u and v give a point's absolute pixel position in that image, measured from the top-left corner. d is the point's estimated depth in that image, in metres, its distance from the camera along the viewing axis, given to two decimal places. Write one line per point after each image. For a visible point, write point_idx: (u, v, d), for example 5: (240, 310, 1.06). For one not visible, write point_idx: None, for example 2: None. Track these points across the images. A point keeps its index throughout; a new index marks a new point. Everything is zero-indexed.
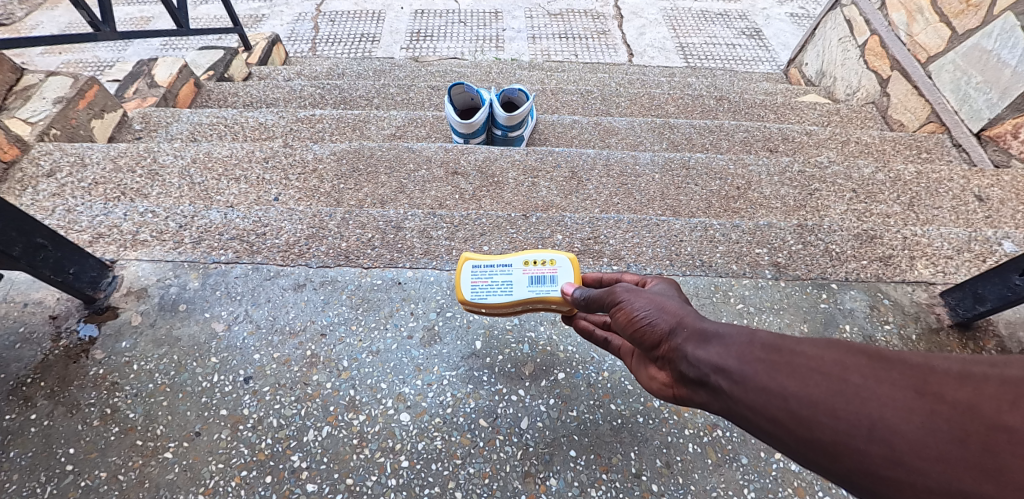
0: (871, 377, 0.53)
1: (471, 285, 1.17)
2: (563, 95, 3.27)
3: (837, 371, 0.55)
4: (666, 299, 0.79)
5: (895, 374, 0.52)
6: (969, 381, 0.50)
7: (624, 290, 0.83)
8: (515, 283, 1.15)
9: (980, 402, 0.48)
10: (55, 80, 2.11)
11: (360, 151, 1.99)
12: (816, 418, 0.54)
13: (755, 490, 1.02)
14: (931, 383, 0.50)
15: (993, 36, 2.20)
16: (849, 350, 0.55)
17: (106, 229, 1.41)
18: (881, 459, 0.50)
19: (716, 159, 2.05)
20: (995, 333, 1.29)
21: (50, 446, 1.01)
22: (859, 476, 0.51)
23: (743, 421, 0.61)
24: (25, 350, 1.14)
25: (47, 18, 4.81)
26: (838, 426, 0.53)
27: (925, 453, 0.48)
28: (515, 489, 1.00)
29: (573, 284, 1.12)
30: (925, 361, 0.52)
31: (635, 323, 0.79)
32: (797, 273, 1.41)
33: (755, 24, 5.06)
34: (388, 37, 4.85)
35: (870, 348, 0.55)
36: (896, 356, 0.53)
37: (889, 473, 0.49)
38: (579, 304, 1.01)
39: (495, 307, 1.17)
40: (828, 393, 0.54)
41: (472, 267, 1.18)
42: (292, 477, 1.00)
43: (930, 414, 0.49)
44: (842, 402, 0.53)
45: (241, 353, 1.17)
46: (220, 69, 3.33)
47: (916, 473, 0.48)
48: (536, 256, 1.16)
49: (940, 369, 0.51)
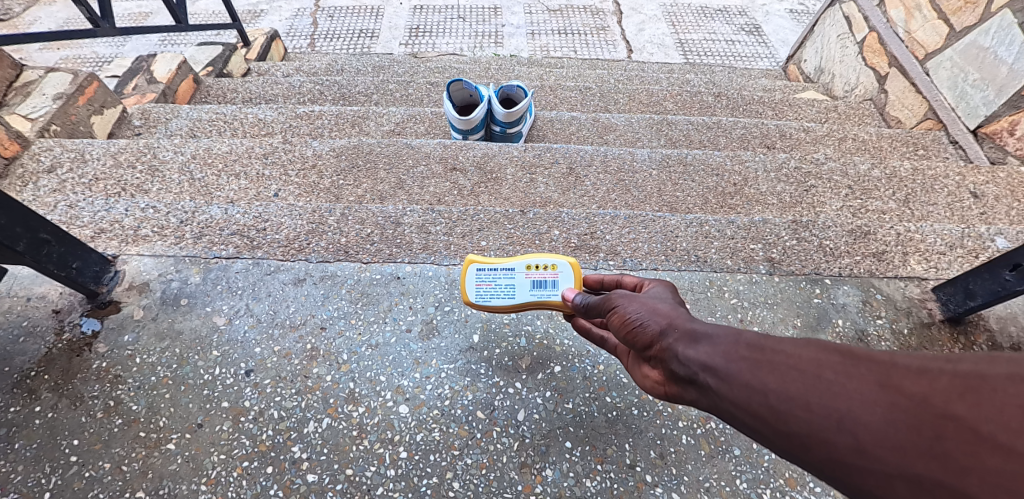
0: (842, 372, 0.54)
1: (475, 288, 1.19)
2: (562, 91, 3.27)
3: (812, 368, 0.56)
4: (659, 303, 0.81)
5: (864, 369, 0.54)
6: (929, 374, 0.51)
7: (619, 296, 0.86)
8: (518, 287, 1.18)
9: (937, 393, 0.49)
10: (55, 76, 2.11)
11: (359, 147, 2.00)
12: (792, 412, 0.56)
13: (747, 480, 1.04)
14: (894, 377, 0.52)
15: (990, 33, 2.21)
16: (823, 348, 0.57)
17: (108, 224, 1.42)
18: (848, 449, 0.52)
19: (713, 156, 2.06)
20: (986, 327, 1.31)
21: (55, 438, 1.03)
22: (831, 466, 0.53)
23: (728, 417, 0.63)
24: (29, 344, 1.16)
25: (44, 13, 4.80)
26: (811, 419, 0.54)
27: (887, 443, 0.49)
28: (511, 479, 1.02)
29: (574, 289, 1.14)
30: (891, 356, 0.53)
31: (629, 325, 0.81)
32: (791, 268, 1.43)
33: (755, 21, 5.06)
34: (387, 33, 4.84)
35: (844, 345, 0.57)
36: (866, 352, 0.55)
37: (857, 462, 0.51)
38: (579, 310, 1.01)
39: (498, 309, 1.20)
40: (803, 389, 0.56)
41: (476, 270, 1.19)
42: (293, 468, 1.02)
43: (892, 405, 0.50)
44: (815, 397, 0.55)
45: (242, 347, 1.19)
46: (219, 65, 3.33)
47: (879, 462, 0.50)
48: (538, 260, 1.18)
49: (904, 363, 0.52)
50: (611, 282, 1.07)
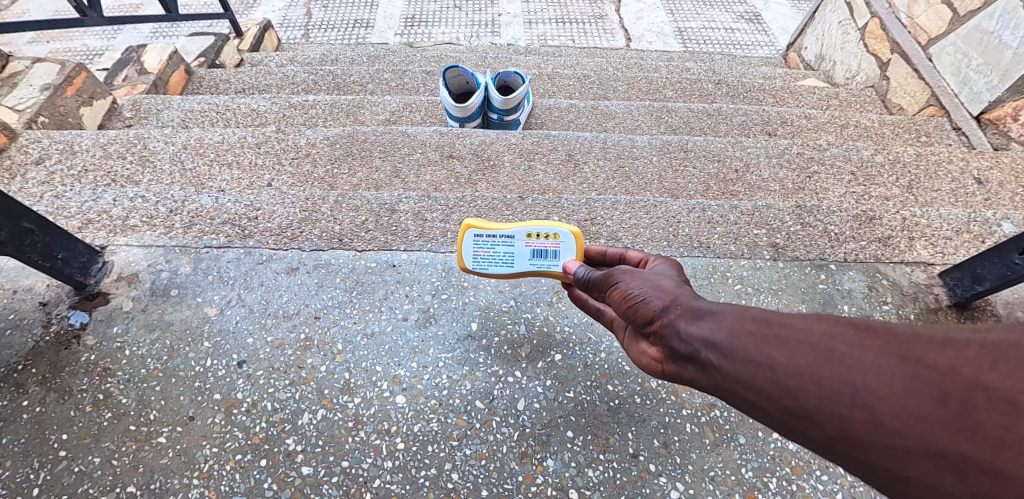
0: (857, 345, 0.52)
1: (473, 254, 1.16)
2: (560, 80, 3.23)
3: (824, 342, 0.54)
4: (661, 279, 0.78)
5: (880, 342, 0.51)
6: (951, 345, 0.49)
7: (620, 272, 0.82)
8: (517, 255, 1.14)
9: (961, 364, 0.47)
10: (42, 66, 2.07)
11: (353, 135, 1.96)
12: (801, 387, 0.54)
13: (752, 469, 1.01)
14: (914, 348, 0.50)
15: (994, 18, 2.17)
16: (837, 321, 0.55)
17: (96, 214, 1.39)
18: (863, 424, 0.49)
19: (714, 142, 2.03)
20: (993, 313, 1.28)
21: (43, 432, 1.00)
22: (841, 443, 0.51)
23: (730, 395, 0.62)
24: (16, 337, 1.13)
25: (33, 6, 4.71)
26: (822, 393, 0.52)
27: (906, 416, 0.47)
28: (512, 470, 1.00)
29: (575, 261, 1.08)
30: (910, 328, 0.51)
31: (629, 300, 0.78)
32: (795, 254, 1.40)
33: (755, 8, 5.00)
34: (382, 23, 4.78)
35: (858, 318, 0.54)
36: (882, 325, 0.53)
37: (872, 437, 0.49)
38: (580, 286, 0.97)
39: (495, 275, 1.18)
40: (814, 363, 0.53)
41: (474, 236, 1.14)
42: (288, 460, 0.99)
43: (912, 377, 0.48)
44: (828, 371, 0.52)
45: (235, 337, 1.16)
46: (211, 55, 3.27)
47: (897, 436, 0.47)
48: (540, 228, 1.12)
49: (925, 335, 0.50)
50: (613, 255, 1.05)
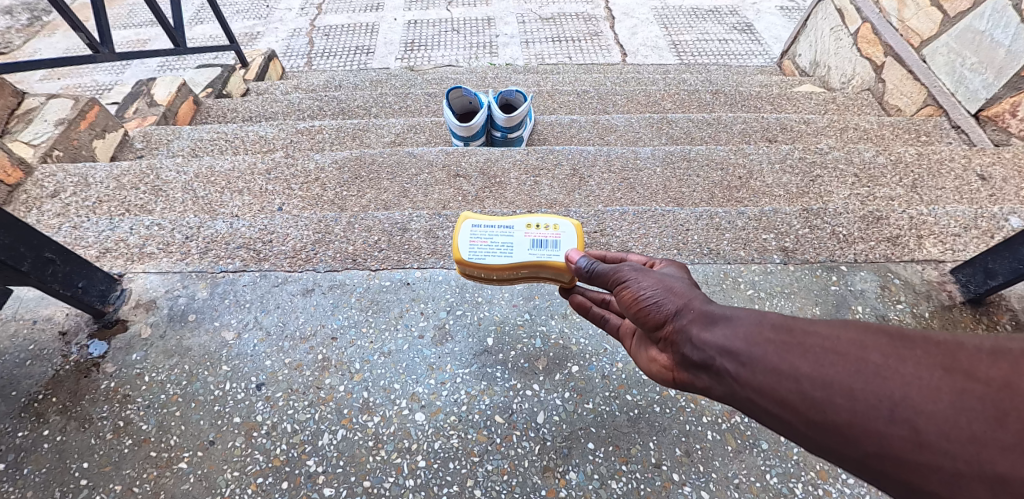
0: (891, 355, 0.55)
1: (469, 244, 1.14)
2: (560, 96, 3.29)
3: (855, 351, 0.57)
4: (673, 281, 0.79)
5: (918, 352, 0.54)
6: (1002, 357, 0.51)
7: (630, 270, 0.83)
8: (516, 246, 1.13)
9: (1016, 378, 0.49)
10: (56, 103, 2.12)
11: (360, 158, 1.99)
12: (830, 399, 0.56)
13: (777, 475, 1.00)
14: (960, 361, 0.52)
15: (984, 17, 2.21)
16: (868, 330, 0.57)
17: (113, 243, 1.41)
18: (905, 442, 0.51)
19: (716, 151, 2.05)
20: (1008, 307, 1.27)
21: (65, 461, 1.01)
22: (876, 461, 0.53)
23: (746, 404, 0.64)
24: (36, 367, 1.14)
25: (44, 45, 4.86)
26: (854, 407, 0.54)
27: (956, 435, 0.49)
28: (534, 484, 0.99)
29: (577, 251, 1.07)
30: (956, 338, 0.53)
31: (641, 302, 0.79)
32: (805, 257, 1.40)
33: (746, 19, 5.10)
34: (383, 48, 4.89)
35: (892, 328, 0.57)
36: (920, 334, 0.55)
37: (915, 456, 0.51)
38: (583, 276, 0.96)
39: (493, 268, 1.14)
40: (845, 374, 0.56)
41: (472, 226, 1.15)
42: (309, 482, 0.99)
43: (960, 392, 0.50)
44: (860, 383, 0.55)
45: (253, 360, 1.17)
46: (218, 85, 3.34)
47: (942, 455, 0.49)
48: (540, 220, 1.14)
49: (971, 346, 0.52)
50: (614, 260, 1.05)
